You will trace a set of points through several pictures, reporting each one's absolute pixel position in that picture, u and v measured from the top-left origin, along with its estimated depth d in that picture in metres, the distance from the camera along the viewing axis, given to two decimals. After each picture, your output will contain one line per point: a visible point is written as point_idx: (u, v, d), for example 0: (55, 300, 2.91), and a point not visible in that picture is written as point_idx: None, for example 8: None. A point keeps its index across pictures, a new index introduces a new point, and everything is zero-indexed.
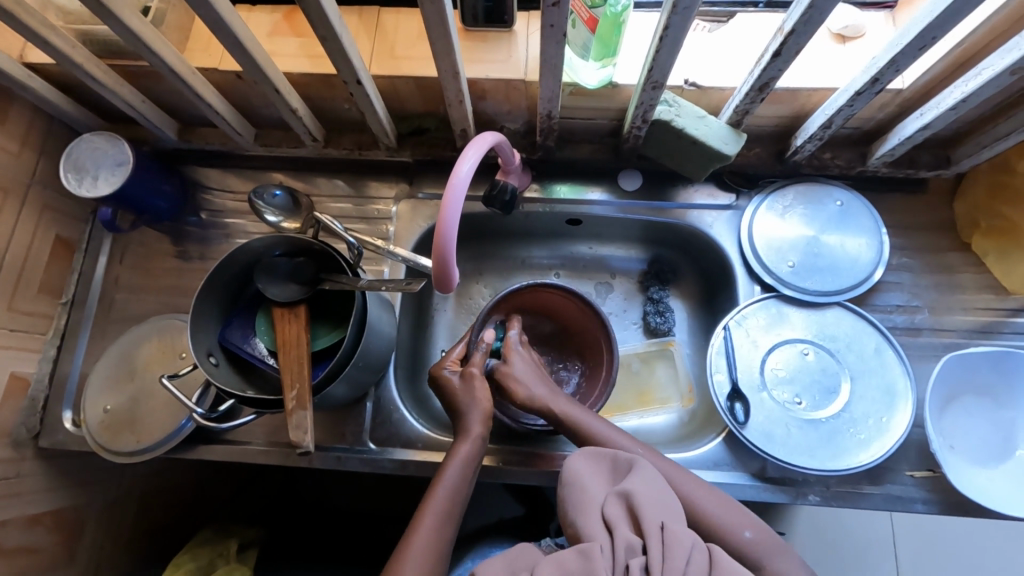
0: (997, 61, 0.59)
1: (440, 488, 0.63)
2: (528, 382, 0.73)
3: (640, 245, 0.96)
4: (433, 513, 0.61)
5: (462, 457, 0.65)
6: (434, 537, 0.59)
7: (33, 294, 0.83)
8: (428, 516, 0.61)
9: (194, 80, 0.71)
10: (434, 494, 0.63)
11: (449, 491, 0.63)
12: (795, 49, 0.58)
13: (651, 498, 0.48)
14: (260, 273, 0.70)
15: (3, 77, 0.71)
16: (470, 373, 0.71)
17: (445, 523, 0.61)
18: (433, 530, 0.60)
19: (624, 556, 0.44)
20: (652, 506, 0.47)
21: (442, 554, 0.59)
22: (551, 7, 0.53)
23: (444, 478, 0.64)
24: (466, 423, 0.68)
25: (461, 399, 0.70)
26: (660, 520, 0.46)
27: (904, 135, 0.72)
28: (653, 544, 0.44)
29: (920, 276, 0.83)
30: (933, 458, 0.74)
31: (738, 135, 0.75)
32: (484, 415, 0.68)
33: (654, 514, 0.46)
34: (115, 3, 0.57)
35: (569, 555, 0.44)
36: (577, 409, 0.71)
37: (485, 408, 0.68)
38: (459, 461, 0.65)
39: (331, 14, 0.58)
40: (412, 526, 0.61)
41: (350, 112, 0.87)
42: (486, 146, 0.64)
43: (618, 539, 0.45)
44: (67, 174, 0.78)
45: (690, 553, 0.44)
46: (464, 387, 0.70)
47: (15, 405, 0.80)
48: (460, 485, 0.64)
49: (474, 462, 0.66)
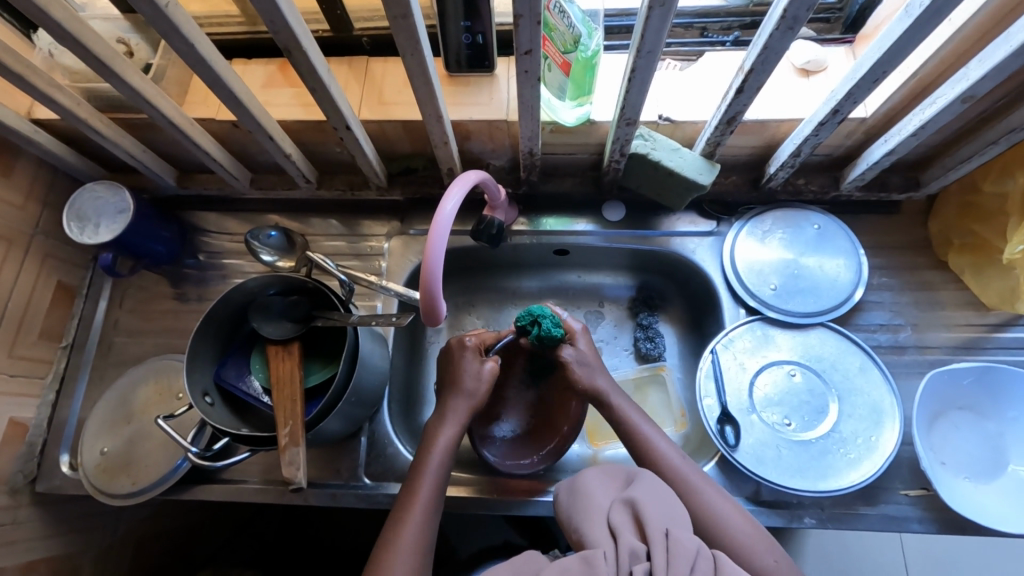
0: (948, 91, 0.62)
1: (426, 478, 0.64)
2: (592, 372, 0.72)
3: (627, 272, 0.98)
4: (421, 503, 0.62)
5: (443, 443, 0.66)
6: (422, 528, 0.60)
7: (34, 339, 0.85)
8: (417, 508, 0.62)
9: (192, 130, 0.75)
10: (420, 485, 0.63)
11: (435, 481, 0.64)
12: (756, 86, 0.62)
13: (655, 509, 0.49)
14: (255, 313, 0.72)
15: (11, 133, 0.75)
16: (486, 367, 0.70)
17: (432, 515, 0.62)
18: (421, 523, 0.61)
19: (628, 563, 0.45)
20: (655, 514, 0.48)
21: (429, 540, 0.61)
22: (524, 55, 0.57)
23: (428, 470, 0.65)
24: (452, 411, 0.69)
25: (461, 373, 0.70)
26: (664, 527, 0.47)
27: (872, 160, 0.75)
28: (656, 549, 0.45)
29: (900, 294, 0.85)
30: (924, 475, 0.75)
31: (712, 165, 0.78)
32: (471, 406, 0.69)
33: (657, 521, 0.48)
34: (118, 64, 0.61)
35: (572, 559, 0.45)
36: (634, 413, 0.70)
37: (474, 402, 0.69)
38: (440, 452, 0.66)
39: (319, 66, 0.62)
40: (396, 521, 0.61)
41: (342, 154, 0.90)
42: (469, 185, 0.67)
43: (622, 547, 0.46)
44: (69, 223, 0.81)
45: (694, 559, 0.45)
46: (472, 370, 0.70)
47: (12, 452, 0.81)
48: (442, 475, 0.65)
49: (452, 454, 0.67)
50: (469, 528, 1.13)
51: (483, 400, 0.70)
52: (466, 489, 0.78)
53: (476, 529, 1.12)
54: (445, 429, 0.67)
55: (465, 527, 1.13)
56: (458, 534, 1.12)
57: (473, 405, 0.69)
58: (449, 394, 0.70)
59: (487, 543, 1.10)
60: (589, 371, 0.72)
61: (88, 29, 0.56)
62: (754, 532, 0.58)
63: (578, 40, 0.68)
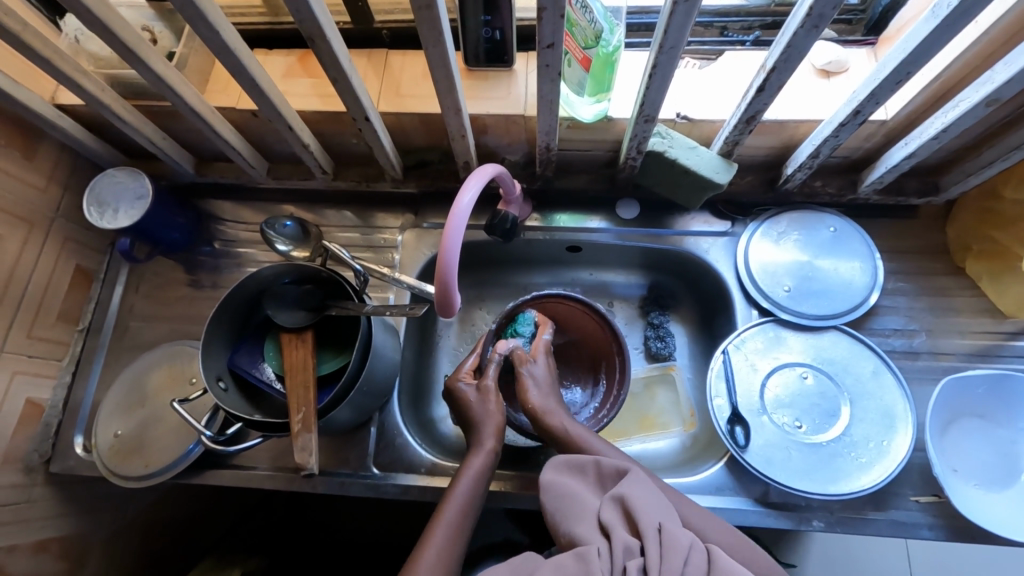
0: (972, 94, 0.62)
1: (452, 501, 0.63)
2: (542, 389, 0.72)
3: (639, 270, 0.98)
4: (444, 526, 0.60)
5: (474, 469, 0.65)
6: (445, 551, 0.59)
7: (52, 321, 0.86)
8: (439, 531, 0.60)
9: (213, 118, 0.76)
10: (447, 507, 0.62)
11: (462, 504, 0.63)
12: (777, 85, 0.62)
13: (645, 502, 0.49)
14: (269, 300, 0.73)
15: (35, 118, 0.76)
16: (484, 386, 0.71)
17: (456, 538, 0.60)
18: (444, 545, 0.59)
19: (622, 558, 0.45)
20: (647, 509, 0.49)
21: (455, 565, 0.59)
22: (546, 49, 0.57)
23: (456, 491, 0.64)
24: (477, 439, 0.68)
25: (473, 413, 0.70)
26: (657, 522, 0.48)
27: (891, 163, 0.75)
28: (649, 545, 0.46)
29: (915, 299, 0.84)
30: (936, 482, 0.74)
31: (730, 164, 0.77)
32: (496, 429, 0.68)
33: (650, 517, 0.48)
34: (144, 51, 0.61)
35: (566, 556, 0.46)
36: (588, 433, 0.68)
37: (498, 424, 0.68)
38: (471, 473, 0.65)
39: (341, 56, 0.62)
40: (421, 543, 0.60)
41: (358, 146, 0.91)
42: (486, 178, 0.67)
43: (616, 542, 0.47)
44: (89, 207, 0.83)
45: (687, 554, 0.45)
46: (477, 401, 0.70)
47: (29, 431, 0.82)
48: (471, 502, 0.64)
49: (482, 479, 0.65)
50: None
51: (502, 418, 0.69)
52: None
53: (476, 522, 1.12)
54: (475, 457, 0.66)
55: None
56: None
57: (500, 429, 0.68)
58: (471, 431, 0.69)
59: (488, 539, 1.10)
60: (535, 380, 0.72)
61: (115, 14, 0.57)
62: (766, 570, 0.53)
63: (599, 35, 0.68)
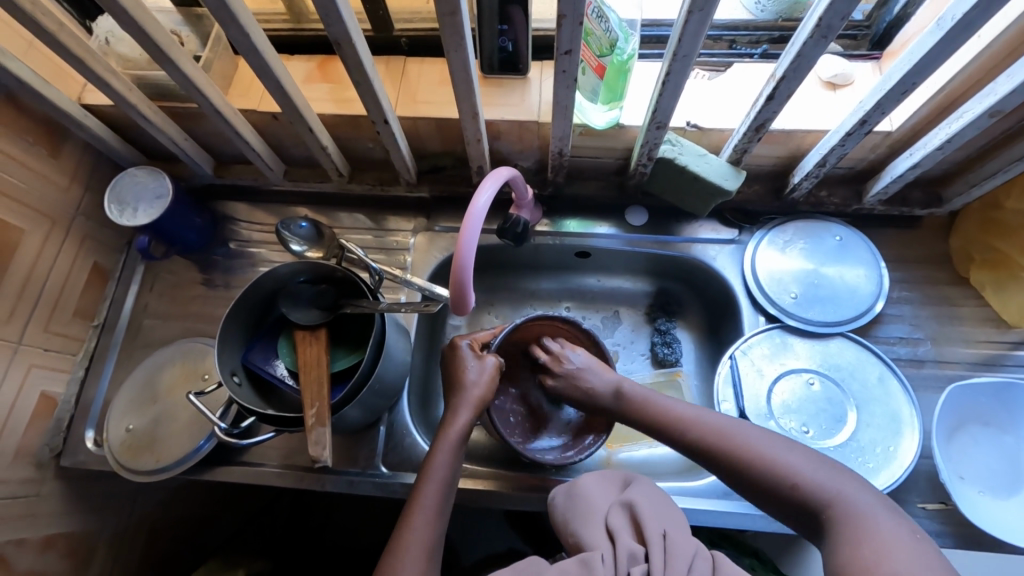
0: (975, 106, 0.64)
1: (430, 476, 0.65)
2: (588, 373, 0.76)
3: (646, 277, 0.99)
4: (423, 503, 0.63)
5: (449, 442, 0.67)
6: (424, 529, 0.61)
7: (68, 317, 0.87)
8: (419, 510, 0.63)
9: (235, 120, 0.78)
10: (425, 487, 0.64)
11: (441, 479, 0.65)
12: (786, 93, 0.64)
13: (652, 511, 0.50)
14: (285, 298, 0.74)
15: (63, 117, 0.78)
16: (486, 361, 0.72)
17: (436, 516, 0.63)
18: (424, 525, 0.62)
19: (626, 564, 0.46)
20: (654, 518, 0.50)
21: (435, 545, 0.61)
22: (563, 56, 0.59)
23: (433, 469, 0.66)
24: (452, 410, 0.69)
25: (462, 376, 0.71)
26: (661, 528, 0.48)
27: (896, 173, 0.77)
28: (654, 551, 0.46)
29: (920, 308, 0.85)
30: (943, 490, 0.74)
31: (738, 172, 0.79)
32: (472, 405, 0.69)
33: (655, 524, 0.48)
34: (174, 52, 0.64)
35: (570, 561, 0.46)
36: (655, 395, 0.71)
37: (474, 401, 0.69)
38: (446, 447, 0.67)
39: (366, 61, 0.64)
40: (402, 523, 0.62)
41: (373, 150, 0.93)
42: (501, 180, 0.69)
43: (620, 548, 0.47)
44: (110, 205, 0.84)
45: (692, 560, 0.45)
46: (472, 365, 0.72)
47: (42, 425, 0.83)
48: (449, 475, 0.66)
49: (457, 452, 0.67)
50: (472, 526, 1.12)
51: (489, 391, 0.71)
52: (480, 483, 0.79)
53: (479, 531, 1.12)
54: (452, 427, 0.68)
55: (469, 532, 1.12)
56: (462, 539, 1.11)
57: (478, 404, 0.69)
58: (451, 396, 0.71)
59: (490, 548, 1.10)
60: (587, 372, 0.76)
61: (149, 16, 0.59)
62: (794, 453, 0.57)
63: (614, 43, 0.70)
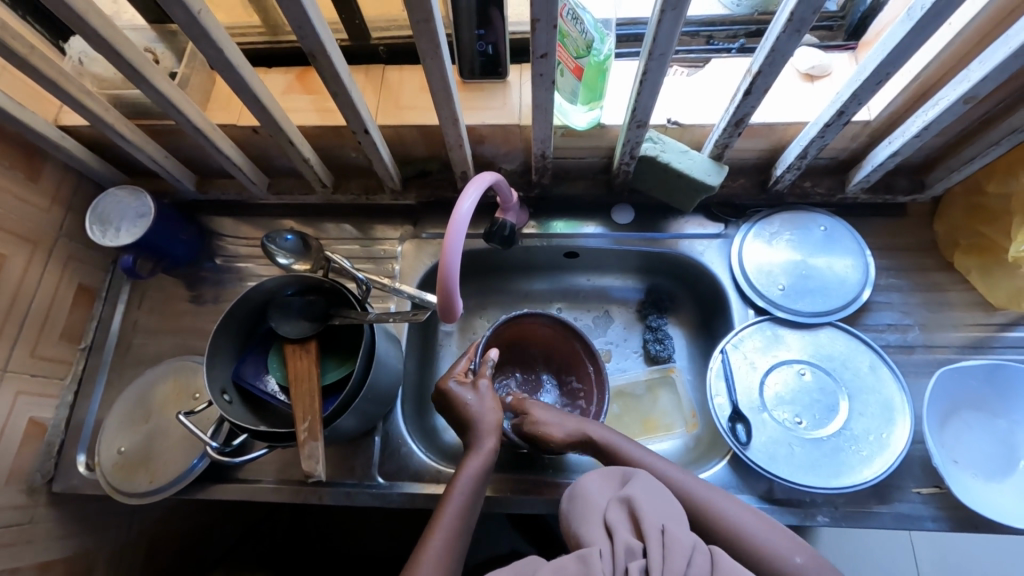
0: (950, 92, 0.64)
1: (450, 505, 0.63)
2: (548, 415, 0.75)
3: (636, 275, 1.00)
4: (443, 529, 0.61)
5: (471, 472, 0.66)
6: (445, 552, 0.59)
7: (55, 340, 0.86)
8: (438, 534, 0.61)
9: (215, 135, 0.77)
10: (445, 510, 0.63)
11: (461, 508, 0.63)
12: (764, 88, 0.64)
13: (651, 505, 0.49)
14: (274, 312, 0.74)
15: (40, 139, 0.77)
16: (482, 387, 0.72)
17: (456, 541, 0.61)
18: (443, 549, 0.59)
19: (624, 560, 0.45)
20: (652, 512, 0.49)
21: (454, 568, 0.59)
22: (540, 59, 0.59)
23: (454, 495, 0.64)
24: (475, 440, 0.69)
25: (469, 409, 0.70)
26: (660, 523, 0.47)
27: (876, 162, 0.77)
28: (652, 546, 0.45)
29: (907, 294, 0.86)
30: (937, 474, 0.75)
31: (721, 167, 0.79)
32: (492, 430, 0.69)
33: (653, 518, 0.48)
34: (149, 70, 0.63)
35: (568, 558, 0.45)
36: (616, 436, 0.72)
37: (494, 429, 0.69)
38: (468, 478, 0.65)
39: (342, 72, 0.64)
40: (422, 545, 0.60)
41: (357, 159, 0.93)
42: (484, 185, 0.68)
43: (618, 544, 0.46)
44: (92, 226, 0.84)
45: (690, 555, 0.45)
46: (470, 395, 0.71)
47: (32, 451, 0.82)
48: (469, 504, 0.64)
49: (481, 481, 0.66)
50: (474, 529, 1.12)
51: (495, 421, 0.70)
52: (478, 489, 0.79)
53: (481, 535, 1.11)
54: (473, 456, 0.67)
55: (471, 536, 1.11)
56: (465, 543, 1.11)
57: (495, 430, 0.69)
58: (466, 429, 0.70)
59: (493, 551, 1.09)
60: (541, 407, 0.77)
61: (121, 36, 0.59)
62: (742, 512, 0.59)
63: (591, 45, 0.70)
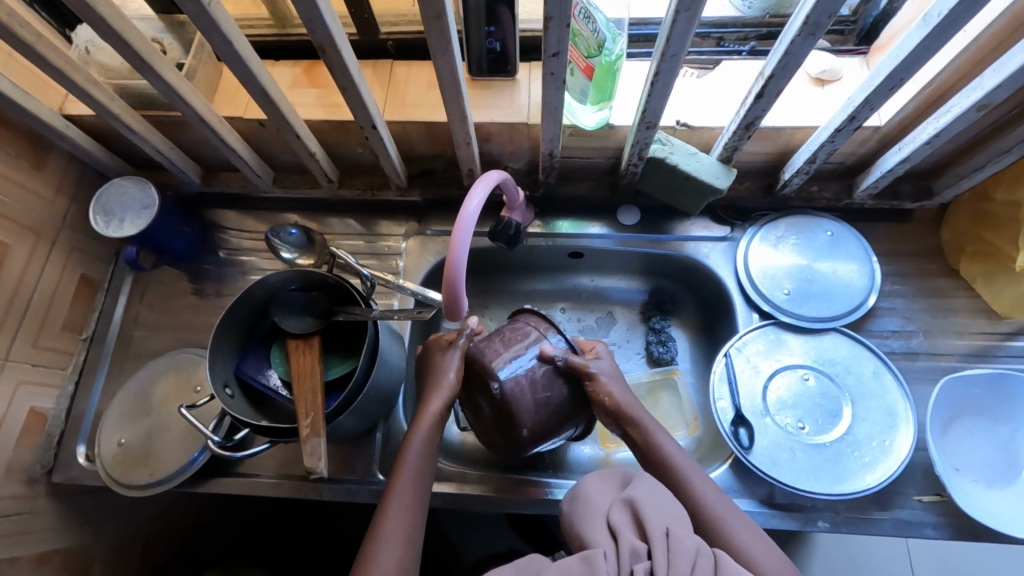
0: (963, 99, 0.64)
1: (404, 468, 0.64)
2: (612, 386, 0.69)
3: (640, 276, 0.99)
4: (399, 494, 0.63)
5: (421, 432, 0.66)
6: (402, 517, 0.61)
7: (57, 331, 0.86)
8: (395, 499, 0.62)
9: (222, 128, 0.77)
10: (398, 478, 0.64)
11: (415, 470, 0.64)
12: (776, 91, 0.64)
13: (655, 508, 0.49)
14: (276, 307, 0.73)
15: (44, 129, 0.77)
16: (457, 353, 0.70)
17: (413, 505, 0.62)
18: (400, 513, 0.61)
19: (629, 562, 0.45)
20: (656, 514, 0.48)
21: (413, 530, 0.61)
22: (551, 58, 0.58)
23: (408, 458, 0.65)
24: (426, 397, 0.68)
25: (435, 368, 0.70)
26: (664, 526, 0.47)
27: (885, 168, 0.77)
28: (657, 548, 0.45)
29: (912, 301, 0.85)
30: (939, 481, 0.75)
31: (729, 170, 0.79)
32: (446, 390, 0.68)
33: (657, 521, 0.48)
34: (156, 61, 0.63)
35: (573, 559, 0.45)
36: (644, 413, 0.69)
37: (450, 387, 0.68)
38: (419, 437, 0.66)
39: (352, 67, 0.64)
40: (381, 512, 0.62)
41: (363, 155, 0.92)
42: (491, 184, 0.68)
43: (623, 547, 0.46)
44: (95, 217, 0.83)
45: (695, 558, 0.45)
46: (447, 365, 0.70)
47: (32, 442, 0.82)
48: (422, 461, 0.65)
49: (431, 437, 0.66)
50: (472, 527, 1.12)
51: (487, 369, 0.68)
52: (479, 487, 0.79)
53: (479, 532, 1.11)
54: (425, 414, 0.67)
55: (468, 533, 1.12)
56: (462, 540, 1.11)
57: (450, 388, 0.68)
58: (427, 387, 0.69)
59: (491, 548, 1.10)
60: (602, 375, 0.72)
61: (130, 25, 0.58)
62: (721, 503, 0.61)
63: (602, 44, 0.70)
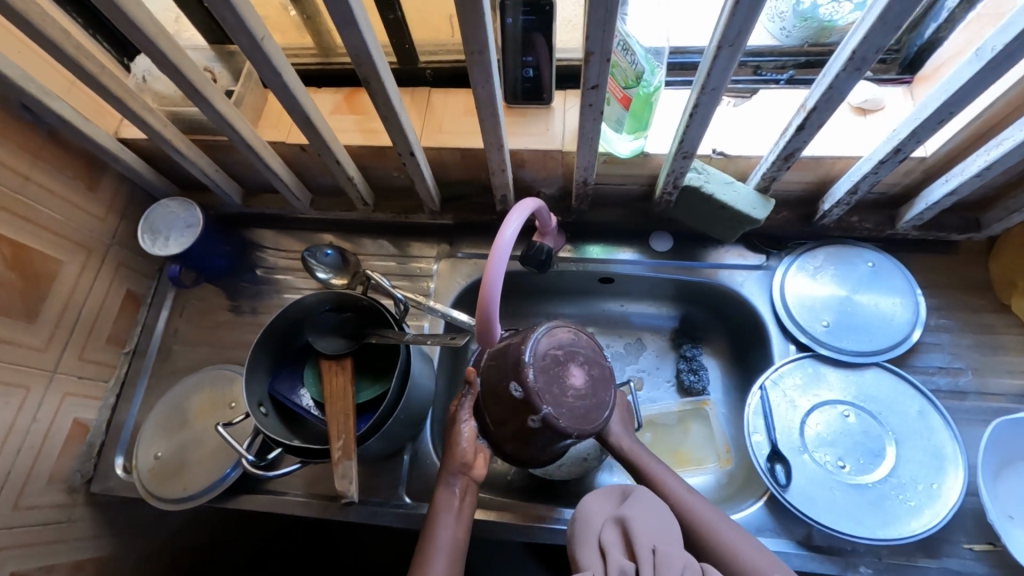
0: (1015, 133, 0.62)
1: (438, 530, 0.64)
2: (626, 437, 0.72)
3: (671, 303, 0.98)
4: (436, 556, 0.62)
5: (450, 494, 0.66)
6: None
7: (102, 344, 0.89)
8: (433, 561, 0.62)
9: (265, 152, 0.79)
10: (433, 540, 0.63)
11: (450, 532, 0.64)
12: (818, 123, 0.63)
13: (643, 524, 0.49)
14: (310, 327, 0.75)
15: (101, 151, 0.80)
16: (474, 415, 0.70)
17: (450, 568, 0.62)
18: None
19: None
20: (645, 531, 0.48)
21: None
22: (590, 90, 0.59)
23: (440, 520, 0.65)
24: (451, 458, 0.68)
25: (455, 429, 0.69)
26: (651, 543, 0.47)
27: (931, 200, 0.75)
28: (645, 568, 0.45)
29: (959, 336, 0.82)
30: (990, 529, 0.71)
31: (767, 200, 0.78)
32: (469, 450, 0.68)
33: (645, 538, 0.47)
34: (208, 90, 0.66)
35: None
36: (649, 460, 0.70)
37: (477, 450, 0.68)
38: (450, 498, 0.66)
39: (394, 97, 0.65)
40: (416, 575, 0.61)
41: (399, 178, 0.94)
42: (528, 212, 0.68)
43: (612, 567, 0.46)
44: (143, 235, 0.87)
45: None
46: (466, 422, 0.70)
47: (74, 451, 0.84)
48: (456, 524, 0.65)
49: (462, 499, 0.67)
50: (493, 552, 1.10)
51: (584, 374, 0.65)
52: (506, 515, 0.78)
53: (501, 558, 1.10)
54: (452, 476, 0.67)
55: (491, 559, 1.10)
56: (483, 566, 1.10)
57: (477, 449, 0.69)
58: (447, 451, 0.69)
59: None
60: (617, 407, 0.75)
61: (185, 57, 0.61)
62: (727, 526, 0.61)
63: (640, 76, 0.70)
